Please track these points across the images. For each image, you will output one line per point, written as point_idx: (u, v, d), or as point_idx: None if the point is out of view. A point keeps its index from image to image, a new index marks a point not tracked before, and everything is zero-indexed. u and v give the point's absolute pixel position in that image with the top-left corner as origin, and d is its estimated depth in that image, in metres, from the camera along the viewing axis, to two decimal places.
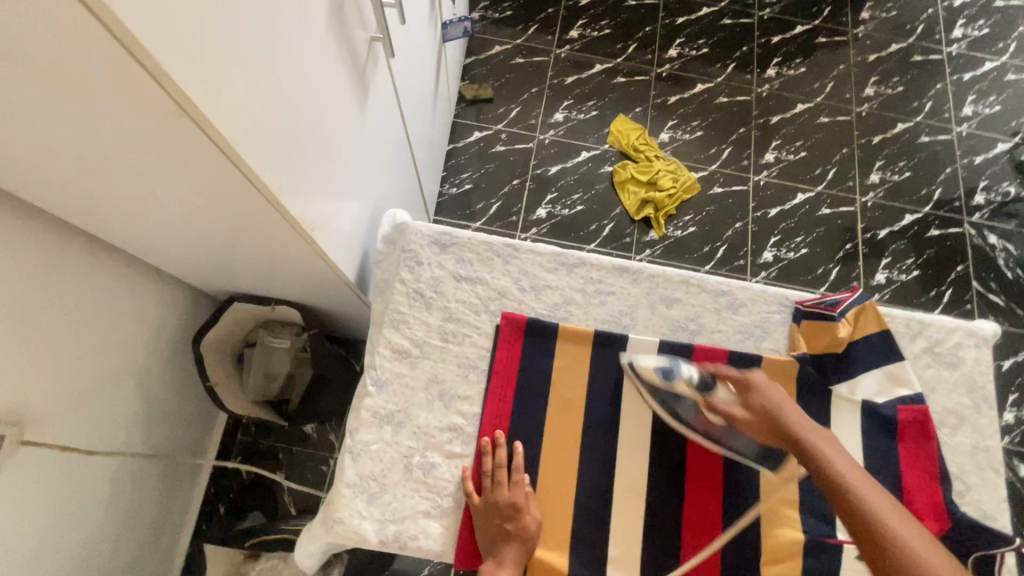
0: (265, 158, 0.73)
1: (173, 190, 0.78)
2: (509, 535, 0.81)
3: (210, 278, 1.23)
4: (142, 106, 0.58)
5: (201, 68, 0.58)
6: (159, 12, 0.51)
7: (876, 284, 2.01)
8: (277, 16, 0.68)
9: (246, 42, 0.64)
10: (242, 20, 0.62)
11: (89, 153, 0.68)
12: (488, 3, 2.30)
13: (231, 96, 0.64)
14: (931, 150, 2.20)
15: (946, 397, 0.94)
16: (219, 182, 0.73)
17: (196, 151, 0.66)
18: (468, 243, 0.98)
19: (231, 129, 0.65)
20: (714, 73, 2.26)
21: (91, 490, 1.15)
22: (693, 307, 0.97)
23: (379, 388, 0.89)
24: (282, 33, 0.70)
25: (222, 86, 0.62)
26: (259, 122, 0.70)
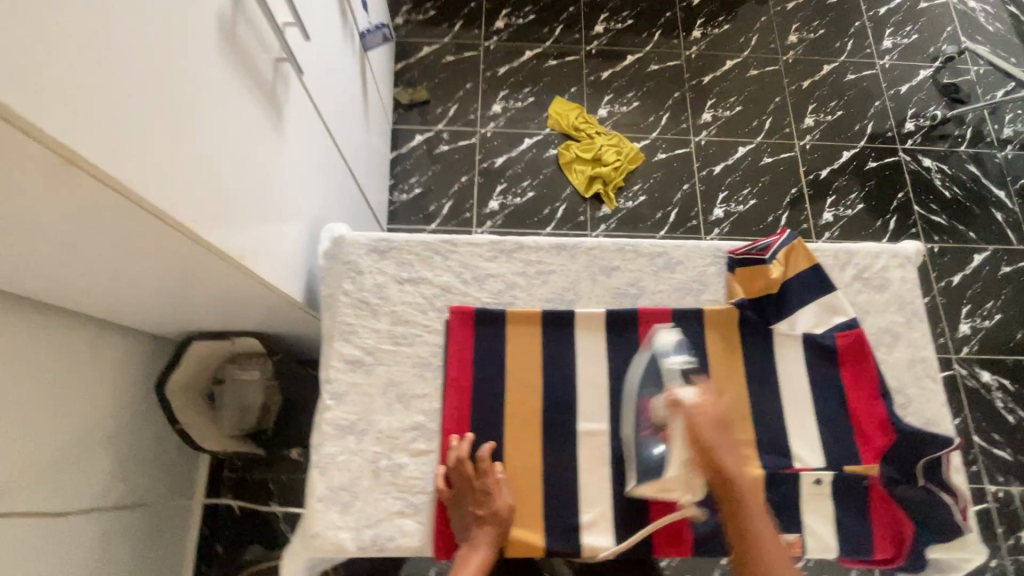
0: (174, 195, 0.71)
1: (86, 244, 0.75)
2: (482, 520, 0.84)
3: (161, 321, 1.21)
4: (24, 167, 0.55)
5: (81, 119, 0.56)
6: (15, 63, 0.49)
7: (825, 223, 2.07)
8: (153, 50, 0.66)
9: (123, 82, 0.62)
10: (113, 59, 0.60)
11: None
12: (411, 7, 2.31)
13: (122, 141, 0.62)
14: (859, 86, 2.27)
15: (880, 318, 0.99)
16: (132, 229, 0.71)
17: (94, 201, 0.63)
18: (405, 246, 1.00)
19: (126, 171, 0.63)
20: (642, 43, 2.30)
21: (78, 551, 1.15)
22: (632, 272, 1.00)
23: (337, 400, 0.91)
24: (165, 67, 0.69)
25: (106, 131, 0.60)
26: (160, 160, 0.68)
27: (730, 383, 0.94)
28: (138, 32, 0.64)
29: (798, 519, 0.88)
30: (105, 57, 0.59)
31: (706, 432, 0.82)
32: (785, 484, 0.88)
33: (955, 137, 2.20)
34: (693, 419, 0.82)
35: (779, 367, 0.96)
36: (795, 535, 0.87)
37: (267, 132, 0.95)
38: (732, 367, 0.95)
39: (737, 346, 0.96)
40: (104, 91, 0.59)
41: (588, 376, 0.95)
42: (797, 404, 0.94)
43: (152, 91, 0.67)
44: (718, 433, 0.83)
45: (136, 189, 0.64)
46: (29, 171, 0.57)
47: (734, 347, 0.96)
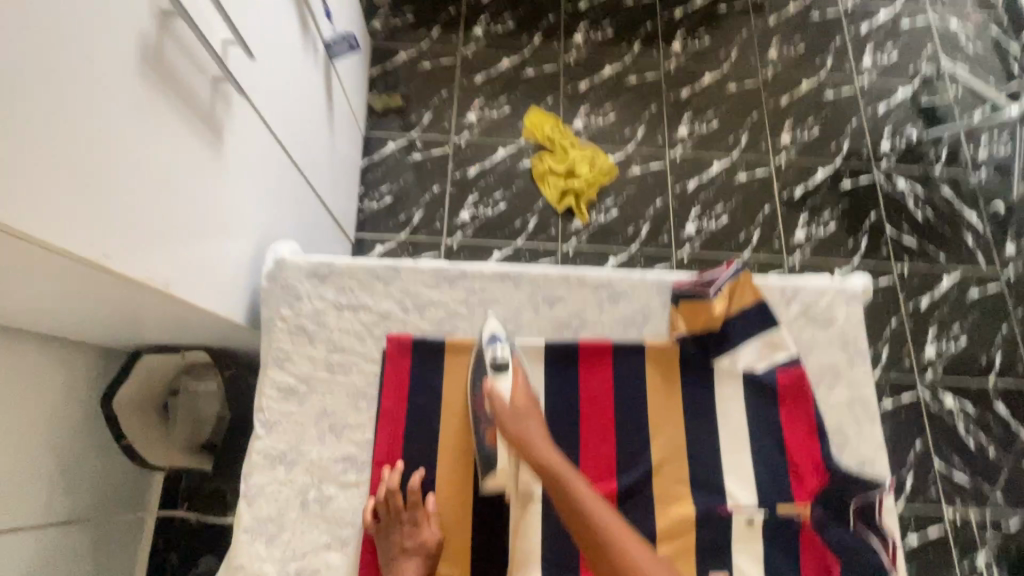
0: (93, 233, 0.69)
1: (6, 281, 0.73)
2: (410, 551, 0.85)
3: (108, 336, 1.19)
4: None
5: None
6: None
7: (797, 242, 2.07)
8: (64, 86, 0.64)
9: (28, 123, 0.60)
10: (14, 100, 0.58)
11: None
12: (389, 10, 2.28)
13: (28, 184, 0.60)
14: (836, 104, 2.26)
15: (822, 356, 0.98)
16: (51, 267, 0.69)
17: (2, 246, 0.61)
18: (347, 271, 0.98)
19: (33, 216, 0.61)
20: (622, 54, 2.28)
21: (20, 568, 1.14)
22: (576, 303, 0.99)
23: (268, 429, 0.90)
24: (79, 102, 0.67)
25: (8, 176, 0.58)
26: (74, 199, 0.67)
27: (668, 419, 0.94)
28: (46, 70, 0.62)
29: (727, 559, 0.88)
30: (5, 100, 0.57)
31: (521, 419, 0.88)
32: (716, 523, 0.88)
33: (930, 158, 2.21)
34: (500, 414, 0.89)
35: (719, 404, 0.95)
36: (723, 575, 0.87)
37: (206, 156, 0.93)
38: (670, 402, 0.95)
39: (676, 381, 0.96)
40: (4, 136, 0.57)
41: None
42: (734, 442, 0.93)
43: (64, 129, 0.65)
44: (533, 416, 0.89)
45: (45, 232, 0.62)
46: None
47: (674, 382, 0.96)
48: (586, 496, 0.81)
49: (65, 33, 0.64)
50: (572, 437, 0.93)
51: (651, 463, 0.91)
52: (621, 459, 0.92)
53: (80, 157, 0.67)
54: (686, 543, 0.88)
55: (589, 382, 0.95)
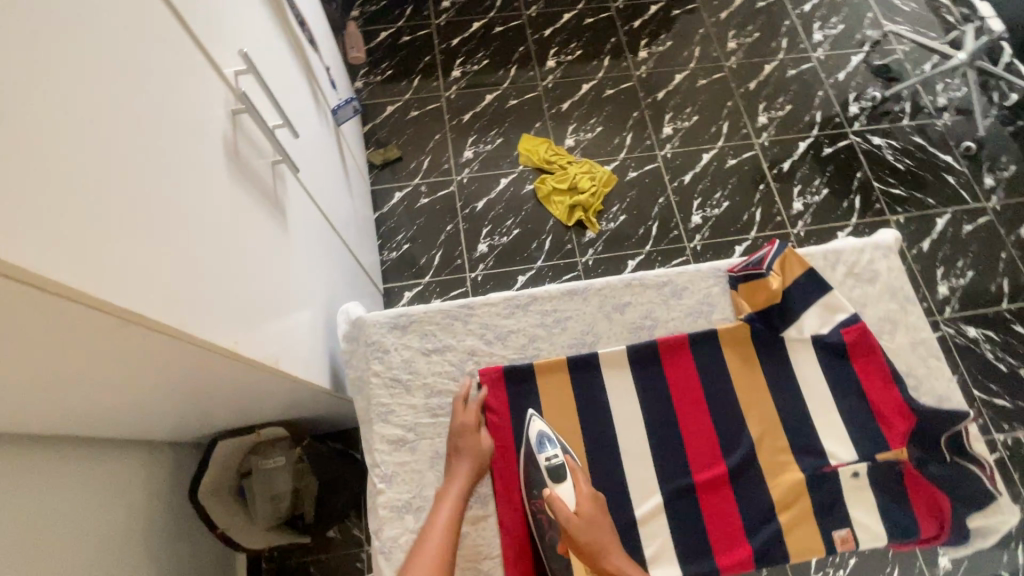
0: (202, 317, 0.73)
1: (120, 378, 0.76)
2: (461, 450, 0.93)
3: (186, 429, 1.20)
4: (84, 331, 0.59)
5: (130, 277, 0.60)
6: (74, 248, 0.53)
7: (797, 212, 2.18)
8: (169, 187, 0.69)
9: (147, 225, 0.64)
10: (146, 212, 0.64)
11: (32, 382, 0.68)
12: (368, 69, 2.38)
13: (164, 286, 0.66)
14: (800, 80, 2.41)
15: (878, 308, 1.06)
16: (165, 356, 0.73)
17: (133, 342, 0.65)
18: (425, 317, 1.03)
19: (160, 308, 0.64)
20: (594, 70, 2.40)
21: None
22: (644, 305, 1.05)
23: (388, 482, 0.93)
24: (180, 199, 0.71)
25: (138, 275, 0.62)
26: (187, 290, 0.71)
27: (755, 395, 1.00)
28: (154, 175, 0.67)
29: (843, 514, 0.93)
30: (129, 207, 0.61)
31: (570, 503, 0.89)
32: (824, 483, 0.94)
33: (897, 113, 2.35)
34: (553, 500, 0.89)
35: (797, 372, 1.02)
36: (846, 530, 0.93)
37: (274, 233, 0.98)
38: (753, 379, 1.01)
39: (753, 358, 1.02)
40: (132, 239, 0.61)
41: (622, 412, 0.99)
42: (819, 404, 1.00)
43: (171, 226, 0.69)
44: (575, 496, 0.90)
45: (171, 320, 0.66)
46: (81, 331, 0.59)
47: (751, 359, 1.02)
48: (629, 567, 0.87)
49: (165, 139, 0.69)
50: (673, 430, 0.98)
51: (751, 439, 0.97)
52: (722, 442, 0.97)
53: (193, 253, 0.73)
54: (804, 507, 0.93)
55: (676, 376, 1.01)
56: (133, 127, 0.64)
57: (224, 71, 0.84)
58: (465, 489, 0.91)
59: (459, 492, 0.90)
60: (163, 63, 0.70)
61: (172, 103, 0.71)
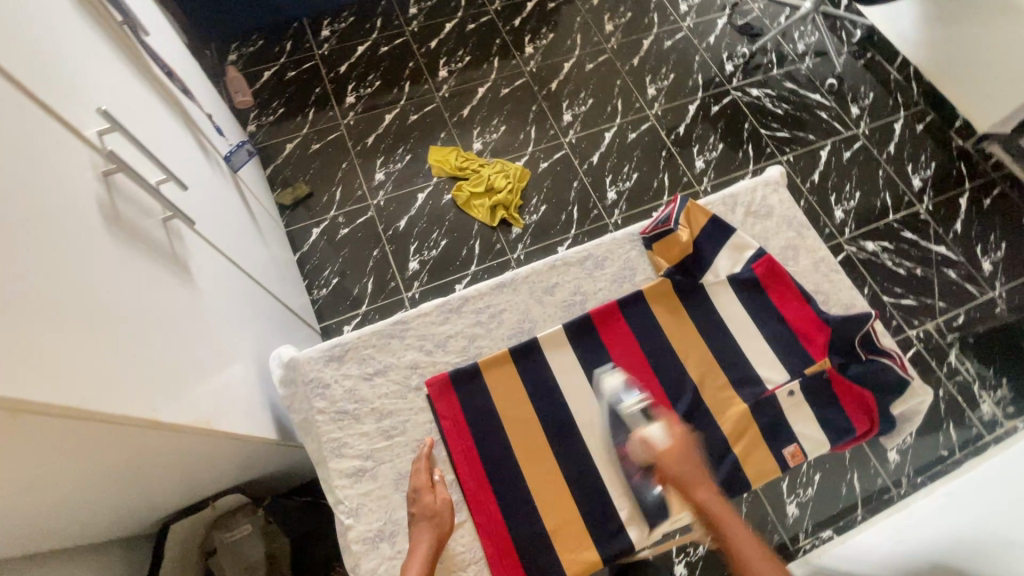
0: (103, 390, 0.67)
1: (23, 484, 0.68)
2: (419, 517, 0.89)
3: (129, 523, 1.10)
4: None
5: (15, 362, 0.56)
6: None
7: (700, 170, 2.31)
8: (42, 261, 0.64)
9: (23, 306, 0.59)
10: (24, 291, 0.60)
11: None
12: (258, 111, 2.31)
13: (58, 368, 0.61)
14: (677, 49, 2.57)
15: (779, 239, 1.15)
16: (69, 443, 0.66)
17: (24, 435, 0.59)
18: (360, 341, 1.02)
19: (45, 389, 0.59)
20: (486, 73, 2.45)
21: None
22: (571, 282, 1.10)
23: (355, 516, 0.92)
24: (58, 273, 0.66)
25: (16, 359, 0.56)
26: (79, 367, 0.65)
27: (689, 342, 1.07)
28: (23, 249, 0.61)
29: (787, 432, 1.01)
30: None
31: (670, 459, 0.94)
32: (765, 407, 1.02)
33: (767, 64, 2.55)
34: (655, 447, 0.95)
35: (721, 312, 1.09)
36: (794, 446, 1.01)
37: (180, 291, 0.92)
38: (684, 329, 1.07)
39: (681, 309, 1.09)
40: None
41: (573, 387, 1.03)
42: (746, 337, 1.08)
43: (50, 304, 0.63)
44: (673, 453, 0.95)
45: (69, 402, 0.61)
46: None
47: (679, 310, 1.08)
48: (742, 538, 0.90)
49: (29, 210, 0.64)
50: (622, 394, 1.03)
51: (693, 384, 1.03)
52: (670, 393, 1.03)
53: (88, 326, 0.68)
54: (753, 434, 1.00)
55: (614, 341, 1.06)
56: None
57: (87, 133, 0.79)
58: (432, 554, 0.87)
59: (422, 562, 0.85)
60: (14, 134, 0.65)
61: (31, 174, 0.66)
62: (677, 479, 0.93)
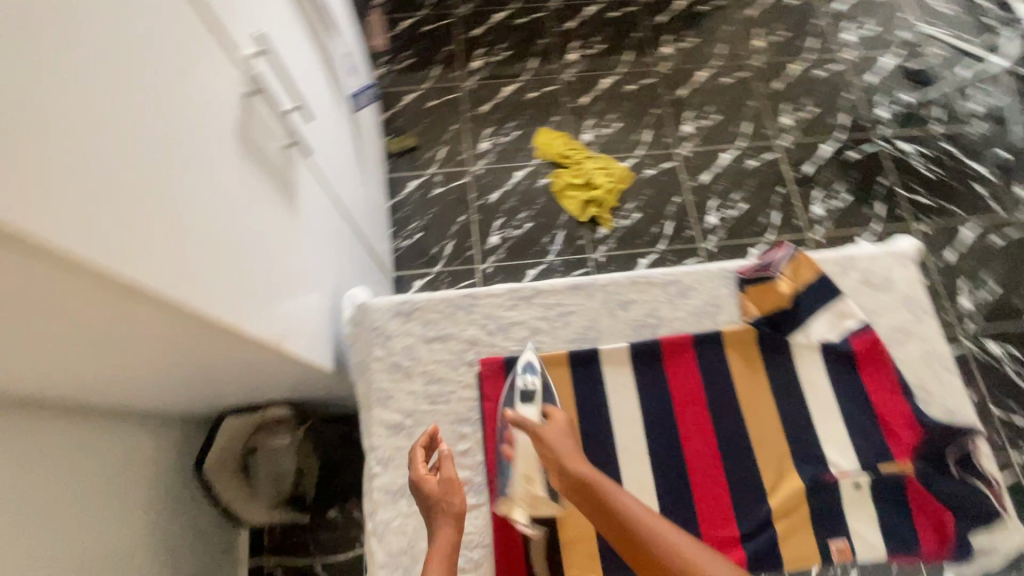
0: (205, 291, 0.73)
1: (119, 349, 0.77)
2: (432, 512, 0.87)
3: (193, 405, 1.22)
4: (93, 299, 0.61)
5: (141, 249, 0.62)
6: (85, 219, 0.54)
7: (816, 217, 2.12)
8: (173, 160, 0.69)
9: (155, 200, 0.65)
10: (158, 186, 0.66)
11: (41, 351, 0.70)
12: (389, 57, 2.39)
13: (173, 262, 0.67)
14: (828, 81, 2.35)
15: (891, 317, 1.04)
16: (166, 328, 0.73)
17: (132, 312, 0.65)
18: (429, 305, 1.05)
19: (162, 279, 0.65)
20: (616, 65, 2.38)
21: None
22: (648, 303, 1.05)
23: (384, 466, 0.96)
24: (183, 173, 0.71)
25: (136, 245, 0.61)
26: (191, 266, 0.70)
27: (758, 399, 1.00)
28: (161, 146, 0.67)
29: (840, 525, 0.93)
30: (133, 176, 0.61)
31: (544, 443, 0.91)
32: (822, 491, 0.94)
33: (928, 119, 2.27)
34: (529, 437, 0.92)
35: (802, 378, 1.02)
36: (843, 541, 0.92)
37: (283, 214, 0.98)
38: (756, 383, 1.01)
39: (757, 361, 1.02)
40: (136, 209, 0.62)
41: (621, 408, 1.00)
42: (824, 412, 0.99)
43: (176, 203, 0.69)
44: (549, 438, 0.91)
45: (177, 296, 0.67)
46: (87, 299, 0.61)
47: (754, 361, 1.02)
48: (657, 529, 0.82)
49: (171, 113, 0.70)
50: (671, 432, 0.98)
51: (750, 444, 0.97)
52: (722, 445, 0.98)
53: (203, 230, 0.74)
54: (801, 517, 0.93)
55: (678, 376, 1.01)
56: (149, 101, 0.65)
57: (237, 52, 0.85)
58: (450, 547, 0.84)
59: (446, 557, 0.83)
60: (173, 39, 0.71)
61: (181, 81, 0.72)
62: (547, 455, 0.90)
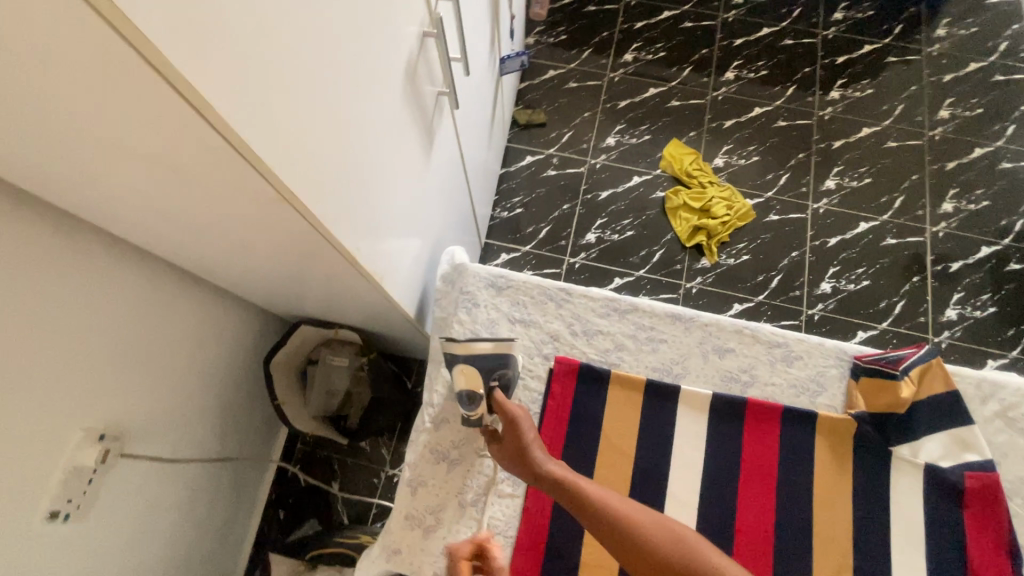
0: (337, 216, 0.76)
1: (248, 235, 0.83)
2: None
3: (273, 301, 1.30)
4: (250, 195, 0.65)
5: (303, 163, 0.65)
6: (271, 127, 0.58)
7: (947, 320, 1.89)
8: (350, 83, 0.71)
9: (327, 119, 0.68)
10: (334, 108, 0.69)
11: (188, 213, 0.77)
12: (544, 28, 2.35)
13: (322, 182, 0.70)
14: (1012, 177, 2.06)
15: (1019, 465, 0.92)
16: (294, 236, 0.77)
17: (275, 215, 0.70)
18: (523, 286, 1.03)
19: (309, 195, 0.68)
20: (774, 96, 2.21)
21: (173, 499, 1.22)
22: (746, 358, 0.98)
23: (436, 425, 0.98)
24: (354, 97, 0.73)
25: (294, 151, 0.63)
26: (335, 190, 0.73)
27: (834, 497, 0.93)
28: (347, 70, 0.70)
29: None
30: (318, 93, 0.64)
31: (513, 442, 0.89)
32: None
33: None
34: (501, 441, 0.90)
35: (891, 494, 0.92)
36: None
37: (417, 158, 1.00)
38: (836, 480, 0.93)
39: (846, 459, 0.94)
40: (311, 125, 0.65)
41: (684, 455, 0.95)
42: (905, 537, 0.90)
43: (343, 127, 0.72)
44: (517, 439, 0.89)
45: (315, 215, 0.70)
46: (245, 193, 0.65)
47: (844, 458, 0.94)
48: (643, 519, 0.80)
49: (360, 38, 0.71)
50: (729, 499, 0.93)
51: (810, 540, 0.90)
52: (777, 530, 0.91)
53: (353, 157, 0.77)
54: None
55: (754, 441, 0.95)
56: (350, 27, 0.68)
57: None
58: None
59: None
60: None
61: (380, 12, 0.74)
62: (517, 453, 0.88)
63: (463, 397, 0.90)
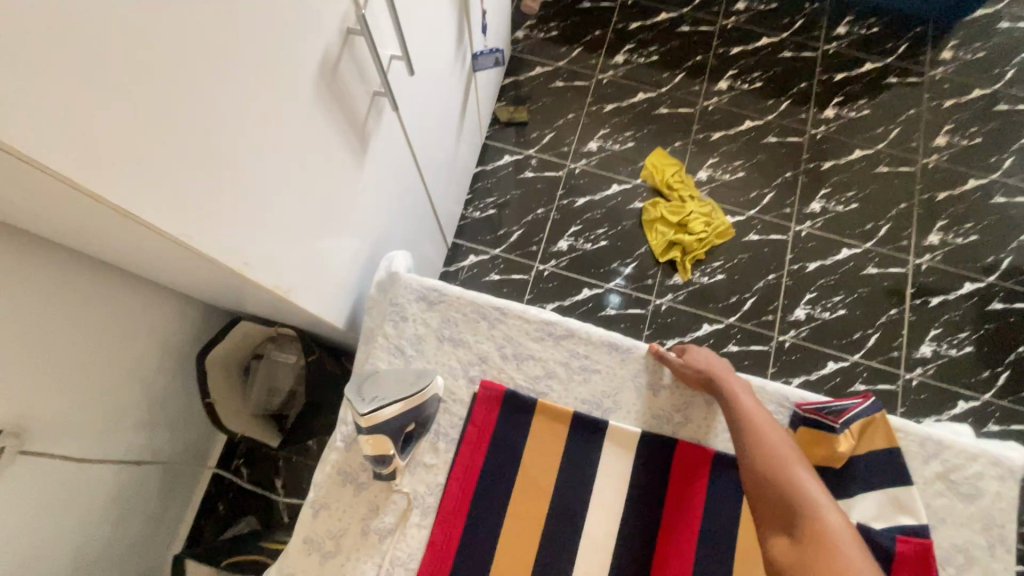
0: (218, 233, 0.69)
1: (134, 247, 0.76)
2: None
3: (211, 297, 1.23)
4: (96, 214, 0.59)
5: (155, 179, 0.58)
6: (94, 144, 0.51)
7: (920, 357, 1.84)
8: (235, 92, 0.65)
9: (197, 129, 0.61)
10: (210, 116, 0.62)
11: (61, 223, 0.72)
12: (536, 22, 2.27)
13: (192, 197, 0.63)
14: (1005, 212, 1.99)
15: (958, 532, 0.92)
16: (172, 252, 0.70)
17: (137, 232, 0.63)
18: (456, 303, 1.04)
19: (168, 213, 0.61)
20: (766, 110, 2.13)
21: (86, 498, 1.17)
22: (682, 397, 1.00)
23: (347, 444, 0.96)
24: (242, 102, 0.67)
25: (146, 169, 0.57)
26: (212, 204, 0.67)
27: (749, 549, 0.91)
28: (226, 75, 0.63)
29: None
30: (178, 100, 0.58)
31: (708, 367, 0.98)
32: None
33: None
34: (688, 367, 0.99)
35: None
36: None
37: (346, 165, 0.94)
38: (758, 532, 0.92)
39: None
40: (167, 137, 0.58)
41: (603, 495, 0.94)
42: None
43: (225, 135, 0.65)
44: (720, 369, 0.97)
45: (179, 234, 0.63)
46: (90, 210, 0.58)
47: None
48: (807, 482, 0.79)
49: (249, 38, 0.65)
50: (640, 545, 0.92)
51: None
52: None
53: (243, 168, 0.70)
54: None
55: (676, 485, 0.95)
56: (230, 26, 0.61)
57: None
58: None
59: None
60: None
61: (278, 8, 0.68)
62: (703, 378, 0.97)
63: (373, 460, 0.88)
